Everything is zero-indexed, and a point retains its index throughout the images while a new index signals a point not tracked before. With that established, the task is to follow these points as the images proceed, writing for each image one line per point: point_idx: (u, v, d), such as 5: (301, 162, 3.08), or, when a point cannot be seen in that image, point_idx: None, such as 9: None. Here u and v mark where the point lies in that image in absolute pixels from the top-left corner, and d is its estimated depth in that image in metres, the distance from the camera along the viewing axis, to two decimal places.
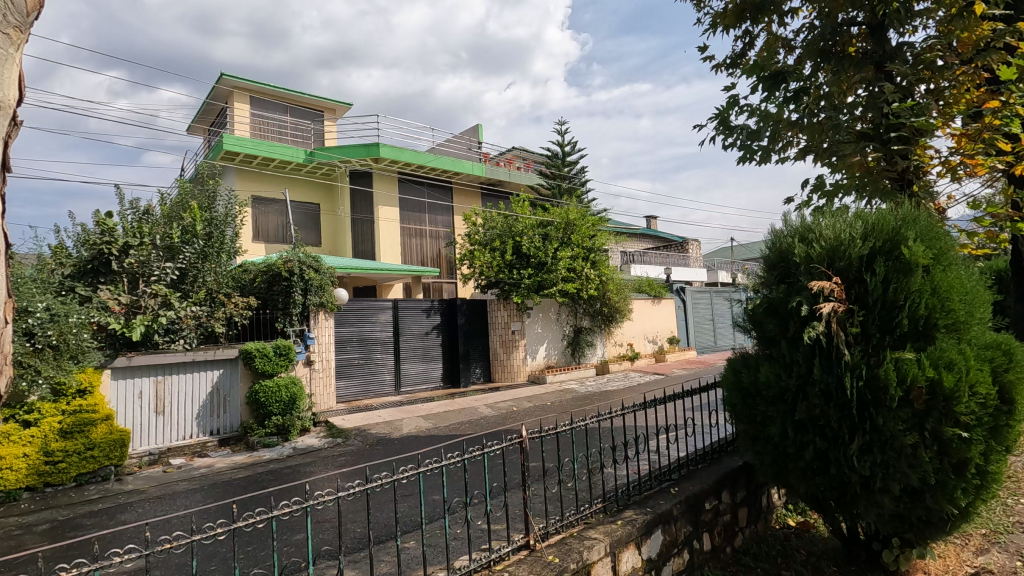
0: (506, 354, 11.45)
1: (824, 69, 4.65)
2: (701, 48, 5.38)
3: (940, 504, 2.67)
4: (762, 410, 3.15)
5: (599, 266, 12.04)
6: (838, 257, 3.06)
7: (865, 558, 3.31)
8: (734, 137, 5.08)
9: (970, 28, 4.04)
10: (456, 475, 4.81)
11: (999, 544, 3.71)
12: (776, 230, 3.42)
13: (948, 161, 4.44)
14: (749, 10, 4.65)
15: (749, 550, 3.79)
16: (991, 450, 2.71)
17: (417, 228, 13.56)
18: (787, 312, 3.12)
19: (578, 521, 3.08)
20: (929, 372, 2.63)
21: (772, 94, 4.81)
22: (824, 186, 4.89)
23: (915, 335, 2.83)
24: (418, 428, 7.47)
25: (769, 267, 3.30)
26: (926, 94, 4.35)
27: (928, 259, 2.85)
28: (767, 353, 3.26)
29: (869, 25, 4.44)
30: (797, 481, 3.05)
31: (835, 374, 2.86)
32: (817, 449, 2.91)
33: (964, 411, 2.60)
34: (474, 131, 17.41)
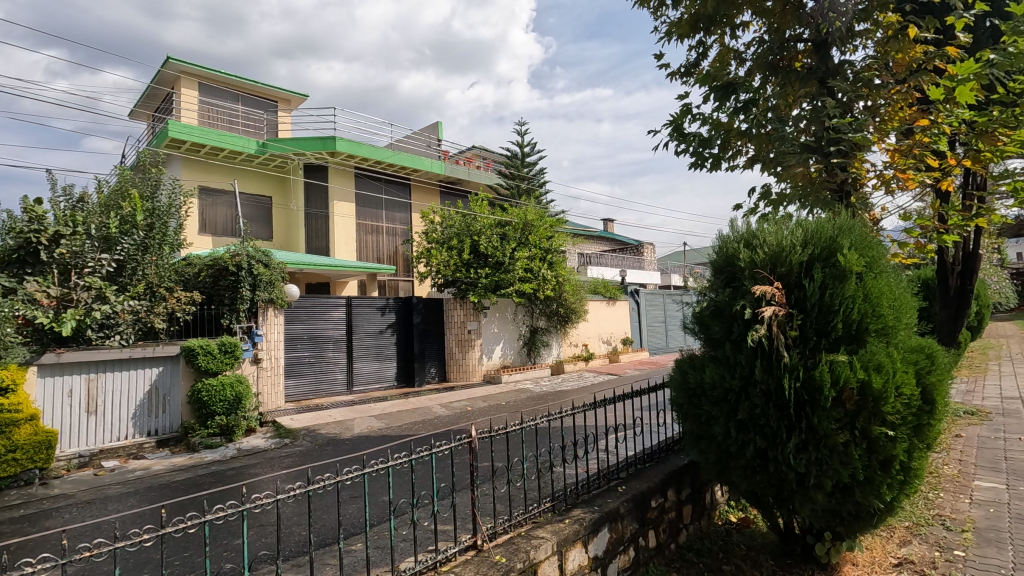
0: (462, 353, 11.38)
1: (772, 82, 4.83)
2: (657, 56, 5.50)
3: (868, 498, 2.82)
4: (706, 409, 3.24)
5: (556, 267, 12.13)
6: (780, 263, 3.19)
7: (800, 551, 3.47)
8: (687, 144, 5.22)
9: (904, 50, 4.28)
10: (405, 476, 4.74)
11: (920, 536, 3.95)
12: (723, 235, 3.51)
13: (882, 175, 4.70)
14: (702, 21, 4.78)
15: (692, 546, 3.89)
16: (914, 447, 2.88)
17: (373, 224, 13.32)
18: (732, 316, 3.22)
19: (526, 520, 3.09)
20: (860, 373, 2.78)
21: (723, 104, 4.98)
22: (769, 195, 5.10)
23: (849, 339, 2.98)
24: (369, 428, 7.33)
25: (716, 271, 3.39)
26: (864, 110, 4.59)
27: (861, 267, 3.02)
28: (712, 354, 3.36)
29: (814, 42, 4.64)
30: (739, 479, 3.14)
31: (775, 376, 2.98)
32: (757, 448, 3.01)
33: (891, 411, 2.77)
34: (434, 128, 17.26)
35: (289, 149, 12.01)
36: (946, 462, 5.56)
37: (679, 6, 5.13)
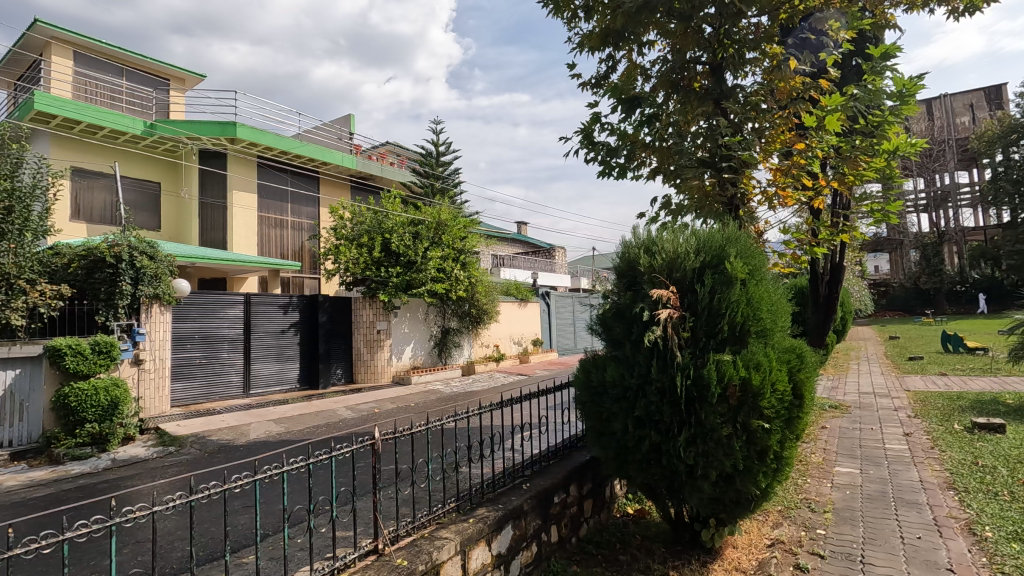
0: (371, 354, 11.06)
1: (673, 99, 5.15)
2: (570, 65, 5.68)
3: (746, 486, 3.08)
4: (607, 407, 3.39)
5: (469, 268, 12.12)
6: (675, 268, 3.42)
7: (688, 537, 3.72)
8: (596, 153, 5.44)
9: (785, 80, 4.75)
10: (304, 483, 4.53)
11: (790, 518, 4.38)
12: (625, 241, 3.68)
13: (766, 192, 5.17)
14: (612, 36, 5.01)
15: (592, 539, 4.05)
16: (785, 438, 3.19)
17: (277, 218, 12.61)
18: (633, 317, 3.39)
19: (430, 522, 3.06)
20: (741, 372, 3.04)
21: (629, 116, 5.25)
22: (669, 205, 5.44)
23: (733, 340, 3.24)
24: (268, 432, 6.92)
25: (618, 274, 3.55)
26: (752, 131, 5.03)
27: (745, 274, 3.30)
28: (613, 354, 3.52)
29: (710, 65, 5.01)
30: (635, 472, 3.32)
31: (669, 374, 3.18)
32: (652, 442, 3.19)
33: (767, 405, 3.05)
34: (346, 120, 16.68)
35: (181, 133, 11.05)
36: (813, 450, 6.22)
37: (591, 19, 5.33)
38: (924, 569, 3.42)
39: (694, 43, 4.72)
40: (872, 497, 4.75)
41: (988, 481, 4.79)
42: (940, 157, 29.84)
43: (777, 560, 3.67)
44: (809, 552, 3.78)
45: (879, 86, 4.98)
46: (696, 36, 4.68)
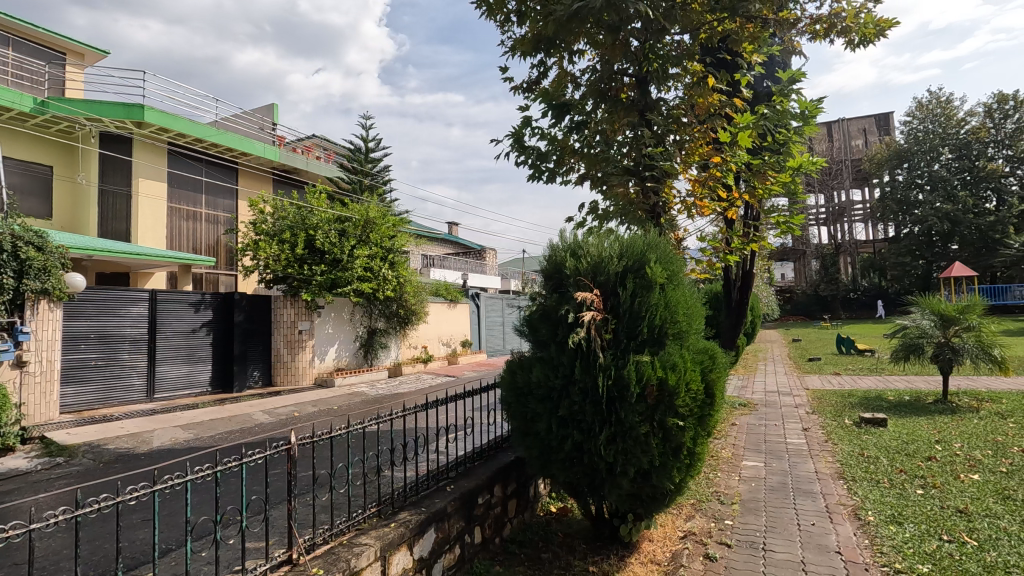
0: (291, 355, 10.59)
1: (602, 108, 5.30)
2: (502, 69, 5.73)
3: (662, 481, 3.22)
4: (532, 407, 3.44)
5: (398, 267, 11.84)
6: (599, 272, 3.52)
7: (607, 533, 3.83)
8: (526, 156, 5.51)
9: (704, 96, 5.03)
10: (212, 492, 4.25)
11: (701, 511, 4.63)
12: (552, 244, 3.75)
13: (686, 201, 5.46)
14: (543, 42, 5.09)
15: (516, 539, 4.07)
16: (698, 435, 3.36)
17: (190, 209, 11.80)
18: (558, 318, 3.45)
19: (349, 528, 2.96)
20: (658, 372, 3.18)
21: (558, 122, 5.35)
22: (596, 210, 5.60)
23: (652, 341, 3.38)
24: (175, 440, 6.45)
25: (545, 277, 3.60)
26: (674, 143, 5.28)
27: (663, 278, 3.45)
28: (539, 355, 3.56)
29: (636, 77, 5.21)
30: (558, 471, 3.38)
31: (592, 374, 3.26)
32: (574, 441, 3.27)
33: (682, 404, 3.20)
34: (268, 110, 15.91)
35: (79, 113, 10.08)
36: (723, 446, 6.61)
37: (523, 24, 5.40)
38: (816, 552, 3.72)
39: (622, 54, 4.89)
40: (773, 488, 5.11)
41: (872, 470, 5.29)
42: (838, 176, 32.71)
43: (688, 551, 3.87)
44: (718, 543, 4.01)
45: (786, 106, 5.38)
46: (623, 48, 4.85)
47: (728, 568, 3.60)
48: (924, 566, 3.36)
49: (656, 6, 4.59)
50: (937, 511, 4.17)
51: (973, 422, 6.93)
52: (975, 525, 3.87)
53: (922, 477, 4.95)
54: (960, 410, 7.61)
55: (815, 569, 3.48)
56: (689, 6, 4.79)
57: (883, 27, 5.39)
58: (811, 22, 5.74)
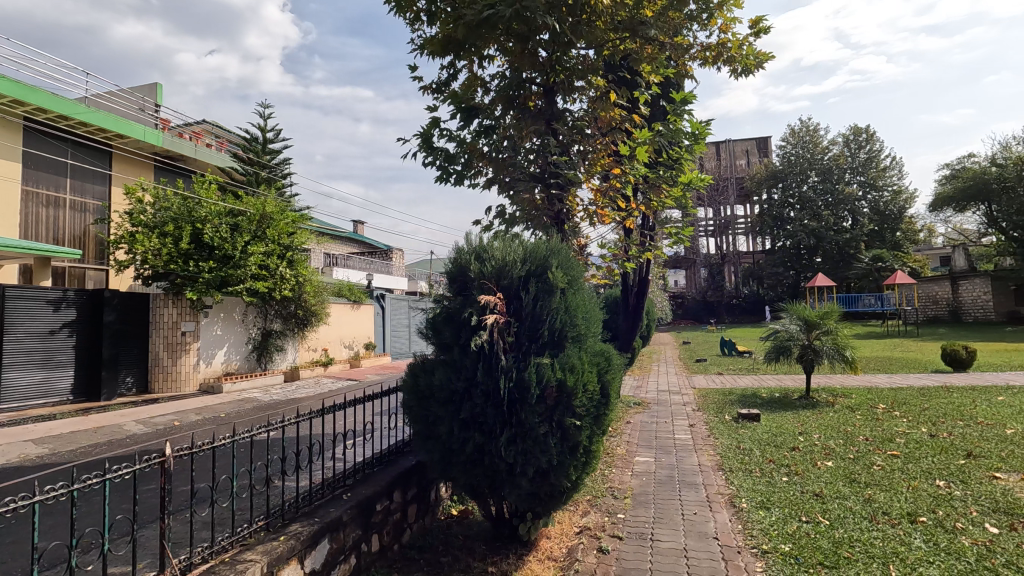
0: (171, 359, 9.70)
1: (510, 114, 5.39)
2: (411, 67, 5.65)
3: (560, 479, 3.34)
4: (434, 410, 3.42)
5: (297, 266, 11.27)
6: (503, 275, 3.57)
7: (507, 533, 3.89)
8: (434, 157, 5.47)
9: (606, 110, 5.27)
10: (68, 514, 3.78)
11: (596, 506, 4.85)
12: (457, 246, 3.74)
13: (588, 210, 5.72)
14: (453, 44, 5.07)
15: (415, 544, 4.01)
16: (594, 434, 3.51)
17: (51, 195, 10.47)
18: (461, 322, 3.45)
19: (233, 544, 2.77)
20: (557, 374, 3.29)
21: (467, 126, 5.37)
22: (502, 215, 5.68)
23: (552, 344, 3.49)
24: (24, 456, 5.66)
25: (449, 279, 3.58)
26: (578, 153, 5.48)
27: (564, 283, 3.58)
28: (442, 358, 3.54)
29: (544, 86, 5.35)
30: (459, 473, 3.39)
31: (493, 377, 3.30)
32: (476, 444, 3.29)
33: (579, 404, 3.33)
34: (151, 89, 14.48)
35: None
36: (618, 443, 6.96)
37: (433, 25, 5.37)
38: (697, 539, 4.03)
39: (530, 64, 5.00)
40: (662, 481, 5.46)
41: (746, 461, 5.82)
42: (724, 192, 35.70)
43: (583, 546, 4.03)
44: (611, 535, 4.21)
45: (679, 125, 5.79)
46: (532, 58, 4.96)
47: (619, 559, 3.80)
48: (786, 545, 3.75)
49: (564, 20, 4.75)
50: (799, 495, 4.67)
51: (829, 415, 7.84)
52: (827, 506, 4.38)
53: (787, 466, 5.52)
54: (819, 405, 8.59)
55: (694, 555, 3.77)
56: (594, 23, 5.00)
57: (762, 60, 5.98)
58: (702, 49, 6.23)
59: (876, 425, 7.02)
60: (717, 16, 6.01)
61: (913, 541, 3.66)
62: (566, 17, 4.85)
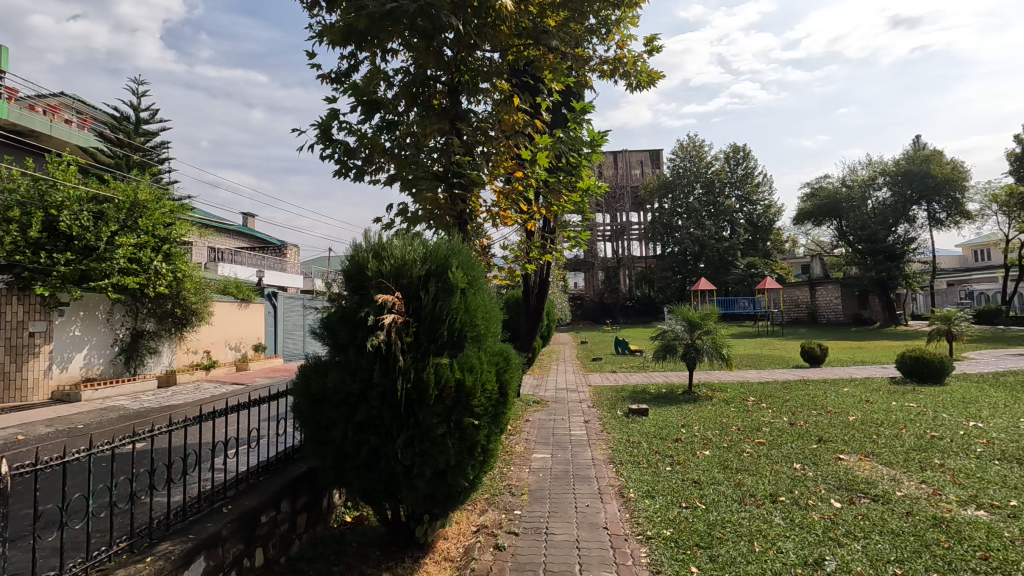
0: (14, 363, 8.40)
1: (414, 111, 5.30)
2: (309, 54, 5.38)
3: (457, 479, 3.33)
4: (327, 414, 3.28)
5: (175, 260, 10.26)
6: (402, 275, 3.50)
7: (403, 537, 3.81)
8: (332, 150, 5.25)
9: (509, 114, 5.35)
10: None
11: (494, 504, 4.90)
12: (355, 243, 3.62)
13: (491, 211, 5.80)
14: (355, 34, 4.90)
15: (305, 555, 3.81)
16: (492, 433, 3.53)
17: None
18: (357, 321, 3.34)
19: (88, 571, 2.46)
20: (456, 374, 3.29)
21: (368, 119, 5.21)
22: (404, 213, 5.57)
23: (451, 344, 3.48)
24: None
25: (346, 278, 3.45)
26: (482, 155, 5.50)
27: (464, 284, 3.58)
28: (336, 358, 3.41)
29: (448, 86, 5.33)
30: (354, 479, 3.28)
31: (391, 378, 3.23)
32: (371, 447, 3.21)
33: (477, 404, 3.35)
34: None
35: None
36: (517, 442, 7.09)
37: (333, 12, 5.15)
38: (589, 530, 4.22)
39: (435, 62, 4.96)
40: (557, 476, 5.65)
41: (635, 453, 6.19)
42: (620, 200, 37.74)
43: (480, 544, 4.06)
44: (506, 532, 4.28)
45: (579, 133, 6.02)
46: (436, 56, 4.92)
47: (515, 554, 3.87)
48: (667, 530, 4.04)
49: (469, 21, 4.78)
50: (680, 483, 5.04)
51: (707, 408, 8.55)
52: (704, 491, 4.78)
53: (671, 456, 5.94)
54: (699, 399, 9.32)
55: (586, 545, 3.94)
56: (499, 27, 5.07)
57: (654, 78, 6.40)
58: (600, 63, 6.54)
59: (747, 416, 7.76)
60: (614, 32, 6.34)
61: (773, 519, 4.09)
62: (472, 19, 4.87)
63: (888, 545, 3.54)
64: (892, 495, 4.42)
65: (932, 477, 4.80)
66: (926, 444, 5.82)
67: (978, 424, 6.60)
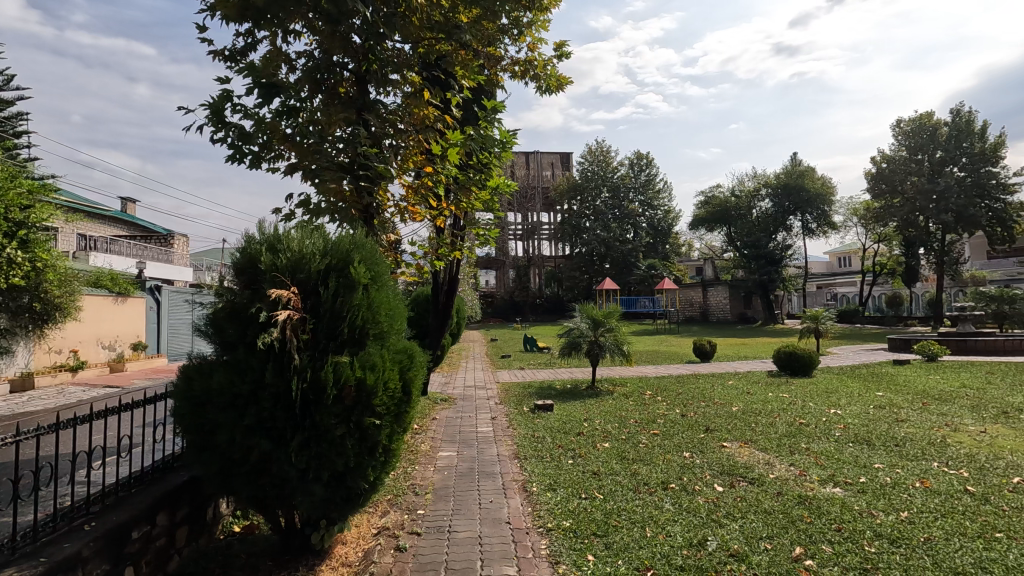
0: None
1: (319, 98, 5.04)
2: (199, 27, 4.94)
3: (357, 481, 3.22)
4: (212, 417, 3.04)
5: (34, 247, 8.84)
6: (299, 269, 3.30)
7: (298, 544, 3.62)
8: (225, 133, 4.86)
9: (420, 107, 5.23)
10: None
11: (396, 505, 4.80)
12: (248, 235, 3.37)
13: (400, 205, 5.67)
14: (253, 12, 4.57)
15: (185, 571, 3.50)
16: (395, 432, 3.44)
17: None
18: (248, 318, 3.12)
19: None
20: (357, 372, 3.17)
21: (266, 103, 4.88)
22: (306, 204, 5.29)
23: (352, 342, 3.34)
24: None
25: (236, 271, 3.21)
26: (390, 148, 5.35)
27: (367, 279, 3.45)
28: (224, 358, 3.16)
29: (355, 74, 5.13)
30: (241, 486, 3.07)
31: (285, 378, 3.05)
32: (262, 451, 3.02)
33: (379, 403, 3.24)
34: None
35: None
36: (422, 440, 7.00)
37: None
38: (491, 526, 4.25)
39: (341, 48, 4.74)
40: (462, 473, 5.64)
41: (539, 448, 6.32)
42: (531, 200, 38.50)
43: (380, 547, 3.95)
44: (409, 533, 4.21)
45: (490, 131, 6.04)
46: (343, 42, 4.71)
47: (416, 555, 3.81)
48: (567, 521, 4.16)
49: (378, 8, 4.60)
50: (580, 475, 5.22)
51: (609, 402, 8.93)
52: (602, 482, 4.98)
53: (573, 449, 6.14)
54: (601, 394, 9.73)
55: (488, 541, 3.96)
56: (409, 18, 4.95)
57: (562, 83, 6.57)
58: (511, 63, 6.61)
59: (644, 409, 8.21)
60: (526, 34, 6.43)
61: (664, 505, 4.35)
62: (380, 7, 4.72)
63: (761, 523, 3.89)
64: (766, 477, 4.87)
65: (799, 460, 5.35)
66: (795, 430, 6.48)
67: (837, 411, 7.44)
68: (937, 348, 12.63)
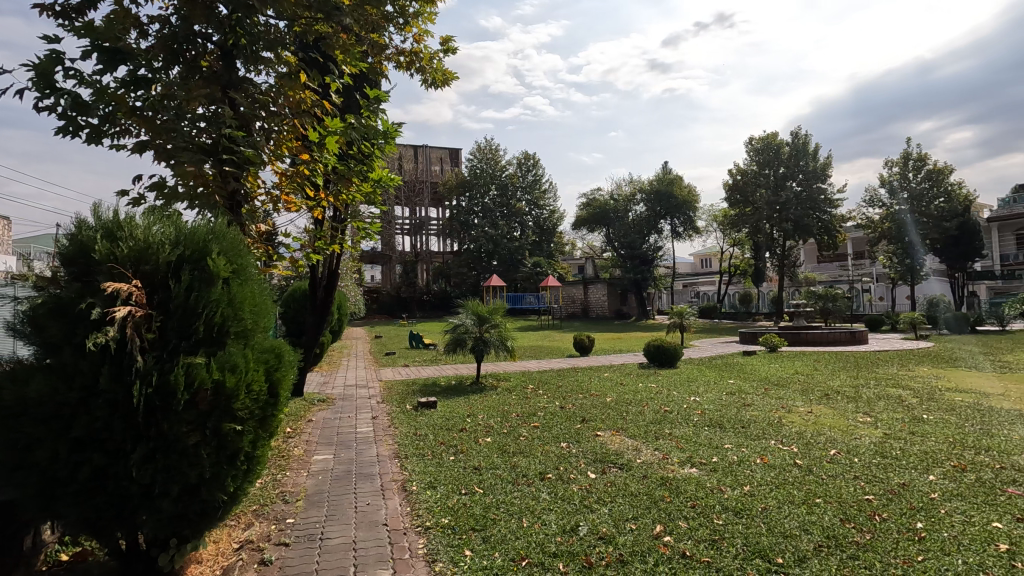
0: None
1: (175, 70, 4.51)
2: None
3: (213, 494, 2.92)
4: (28, 432, 2.59)
5: None
6: (144, 260, 2.91)
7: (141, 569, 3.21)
8: (54, 101, 4.17)
9: (295, 89, 4.87)
10: None
11: (262, 516, 4.45)
12: (80, 220, 2.91)
13: (271, 194, 5.26)
14: None
15: None
16: (258, 438, 3.17)
17: None
18: (77, 316, 2.69)
19: None
20: (214, 374, 2.86)
21: (109, 70, 4.26)
22: (158, 186, 4.71)
23: (209, 341, 3.00)
24: None
25: (63, 261, 2.76)
26: (260, 131, 4.93)
27: (228, 272, 3.13)
28: (46, 362, 2.70)
29: (220, 47, 4.65)
30: (68, 508, 2.66)
31: (124, 383, 2.67)
32: (94, 467, 2.64)
33: (240, 407, 2.98)
34: None
35: None
36: (295, 444, 6.58)
37: None
38: (367, 529, 4.11)
39: (203, 17, 4.27)
40: (338, 477, 5.38)
41: (420, 446, 6.23)
42: (419, 194, 37.81)
43: (242, 562, 3.64)
44: (275, 544, 3.92)
45: (372, 120, 5.81)
46: (205, 10, 4.25)
47: (283, 567, 3.56)
48: (445, 518, 4.14)
49: None
50: (461, 471, 5.22)
51: (492, 397, 9.04)
52: (483, 477, 5.02)
53: (455, 446, 6.13)
54: (485, 389, 9.82)
55: (363, 545, 3.82)
56: None
57: (448, 78, 6.51)
58: (396, 53, 6.43)
59: (525, 403, 8.42)
60: (411, 24, 6.28)
61: (541, 495, 4.49)
62: None
63: (627, 505, 4.16)
64: (634, 462, 5.22)
65: (663, 444, 5.81)
66: (660, 417, 7.03)
67: (696, 398, 8.19)
68: (777, 340, 14.41)
